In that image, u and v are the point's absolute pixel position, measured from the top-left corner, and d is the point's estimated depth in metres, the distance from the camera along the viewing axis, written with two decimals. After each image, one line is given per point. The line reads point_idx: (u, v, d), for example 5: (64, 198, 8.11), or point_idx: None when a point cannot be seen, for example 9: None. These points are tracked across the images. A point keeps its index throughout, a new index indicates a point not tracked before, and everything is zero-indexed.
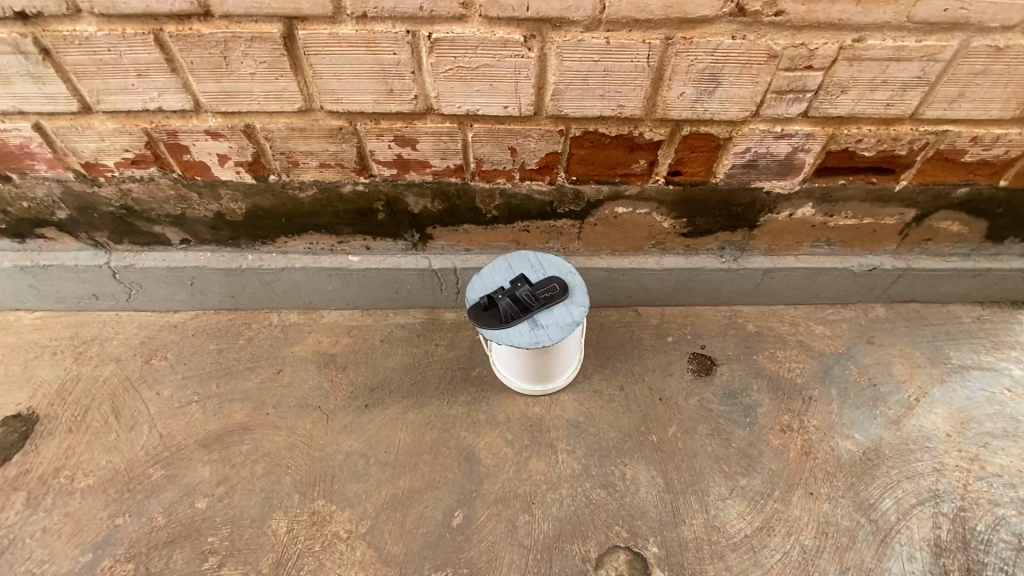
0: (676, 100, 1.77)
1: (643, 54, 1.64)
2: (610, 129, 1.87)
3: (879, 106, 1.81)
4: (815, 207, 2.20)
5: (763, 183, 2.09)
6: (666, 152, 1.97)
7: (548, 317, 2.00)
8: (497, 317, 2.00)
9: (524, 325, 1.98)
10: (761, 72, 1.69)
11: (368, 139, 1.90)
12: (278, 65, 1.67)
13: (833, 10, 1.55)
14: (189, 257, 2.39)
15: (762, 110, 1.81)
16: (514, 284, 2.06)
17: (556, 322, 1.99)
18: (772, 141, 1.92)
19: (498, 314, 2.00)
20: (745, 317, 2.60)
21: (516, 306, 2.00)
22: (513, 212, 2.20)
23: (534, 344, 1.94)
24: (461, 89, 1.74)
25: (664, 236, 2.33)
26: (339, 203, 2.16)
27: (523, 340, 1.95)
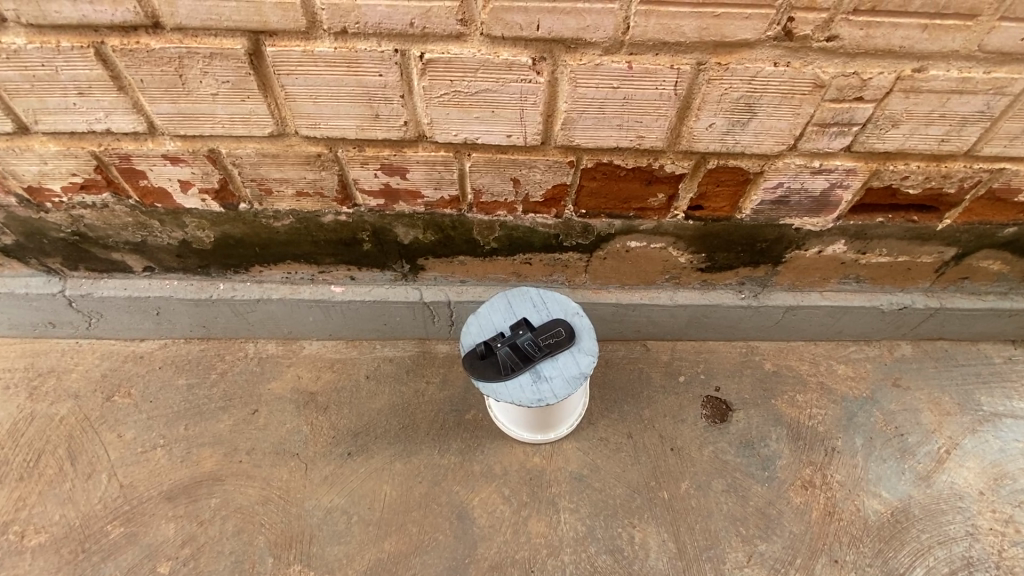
0: (704, 131, 1.55)
1: (670, 80, 1.41)
2: (627, 160, 1.65)
3: (933, 142, 1.60)
4: (847, 245, 2.00)
5: (793, 219, 1.87)
6: (687, 186, 1.74)
7: (553, 369, 1.79)
8: (496, 368, 1.78)
9: (526, 379, 1.77)
10: (804, 103, 1.47)
11: (351, 167, 1.67)
12: (244, 85, 1.43)
13: (895, 35, 1.33)
14: (154, 286, 2.16)
15: (800, 144, 1.59)
16: (514, 328, 1.84)
17: (560, 375, 1.78)
18: (808, 177, 1.70)
19: (496, 364, 1.79)
20: (762, 355, 2.41)
21: (516, 356, 1.78)
22: (513, 244, 1.98)
23: (538, 400, 1.73)
24: (458, 116, 1.50)
25: (679, 271, 2.11)
26: (319, 233, 1.93)
27: (525, 397, 1.73)
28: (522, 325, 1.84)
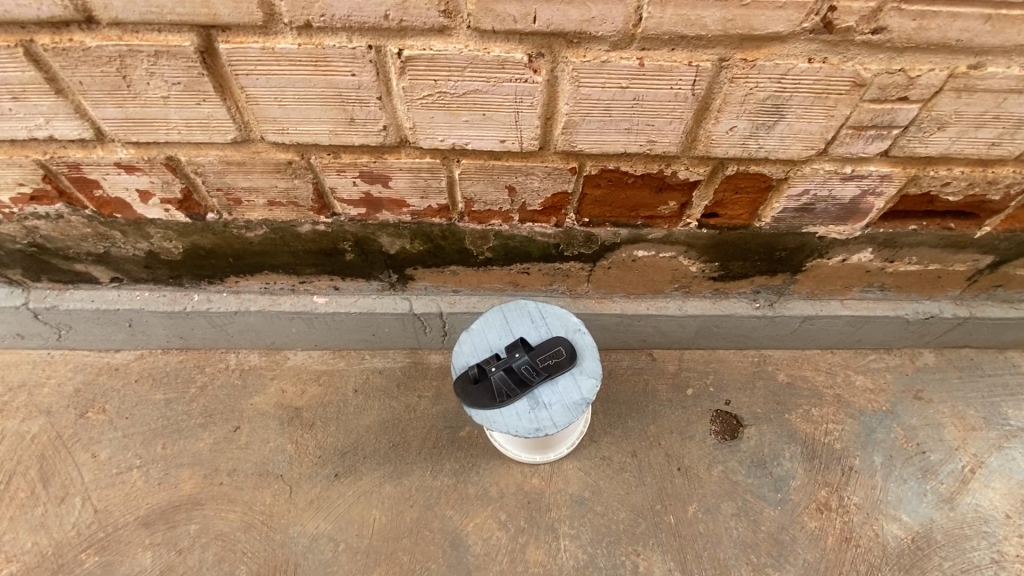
0: (723, 135, 1.37)
1: (687, 79, 1.23)
2: (635, 166, 1.46)
3: (982, 146, 1.41)
4: (874, 253, 1.83)
5: (817, 227, 1.70)
6: (702, 193, 1.57)
7: (552, 394, 1.65)
8: (490, 393, 1.64)
9: (523, 405, 1.63)
10: (839, 104, 1.29)
11: (326, 175, 1.49)
12: (198, 87, 1.24)
13: (952, 28, 1.14)
14: (123, 298, 2.00)
15: (831, 148, 1.41)
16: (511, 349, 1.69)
17: (560, 401, 1.63)
18: (838, 183, 1.53)
19: (490, 390, 1.64)
20: (776, 365, 2.26)
21: (512, 381, 1.64)
22: (510, 254, 1.81)
23: (535, 430, 1.59)
24: (444, 119, 1.32)
25: (689, 280, 1.95)
26: (297, 243, 1.76)
27: (521, 427, 1.60)
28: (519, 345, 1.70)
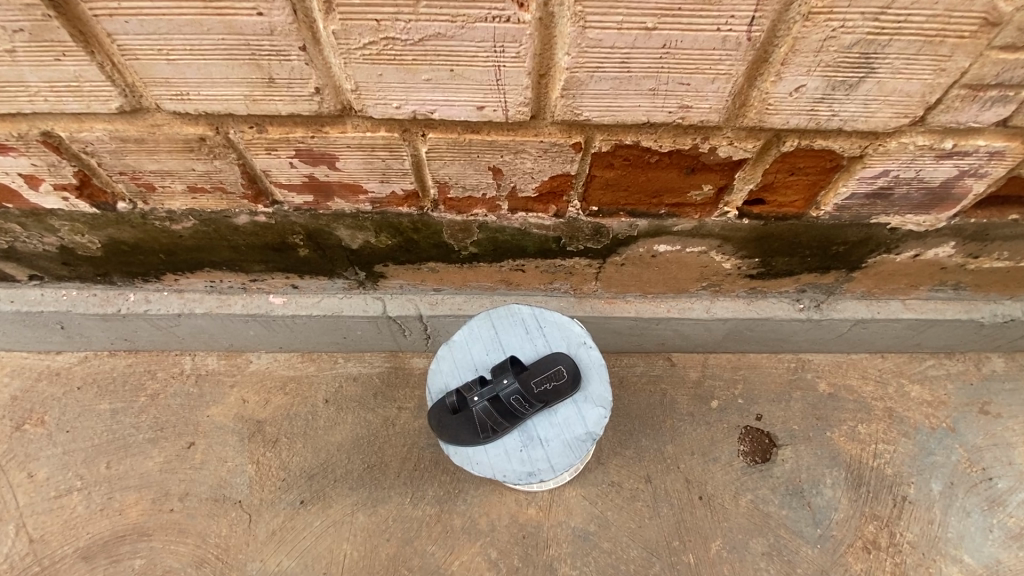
0: (784, 98, 0.99)
1: (741, 16, 0.85)
2: (661, 142, 1.09)
3: None
4: (956, 247, 1.46)
5: (890, 217, 1.33)
6: (747, 176, 1.20)
7: (549, 428, 1.37)
8: (473, 428, 1.36)
9: (514, 442, 1.36)
10: (956, 53, 0.90)
11: (254, 155, 1.14)
12: (50, 35, 0.89)
13: None
14: (48, 297, 1.70)
15: (930, 115, 1.03)
16: (497, 370, 1.36)
17: (559, 438, 1.36)
18: (929, 162, 1.15)
19: (473, 423, 1.36)
20: (816, 372, 1.93)
21: (499, 414, 1.33)
22: (500, 249, 1.46)
23: (528, 476, 1.33)
24: (397, 78, 0.96)
25: (720, 278, 1.59)
26: (236, 237, 1.43)
27: (511, 470, 1.34)
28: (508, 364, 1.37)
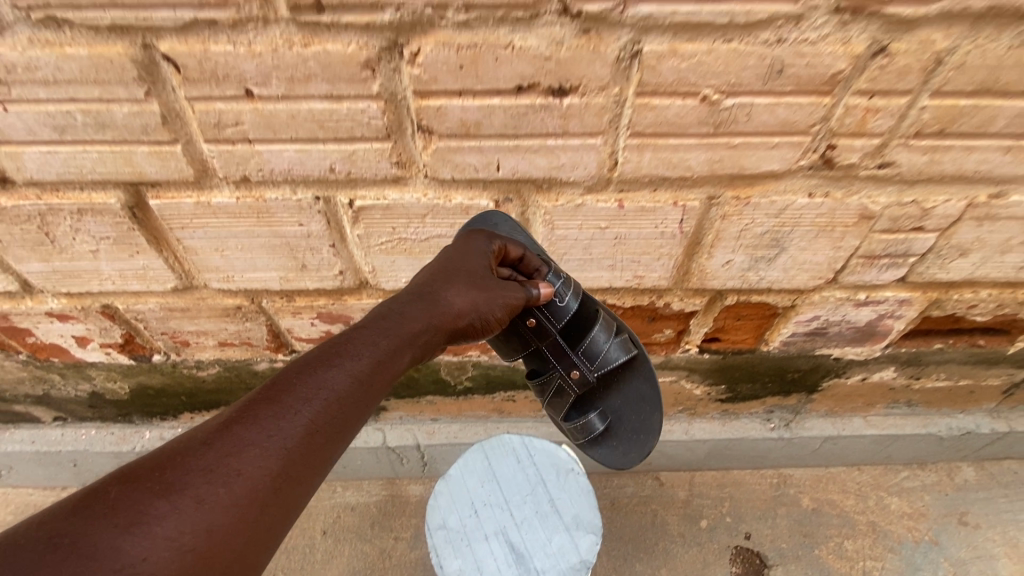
0: (719, 269, 1.22)
1: (673, 219, 1.09)
2: (623, 299, 1.31)
3: (1008, 269, 1.27)
4: (898, 371, 1.64)
5: (832, 350, 1.53)
6: (701, 321, 1.41)
7: (626, 365, 1.24)
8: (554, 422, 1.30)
9: (609, 397, 1.27)
10: (847, 236, 1.15)
11: (281, 318, 1.35)
12: (128, 240, 1.12)
13: (968, 160, 1.00)
14: (66, 437, 1.80)
15: (842, 276, 1.26)
16: (555, 346, 1.15)
17: (642, 367, 1.23)
18: (851, 308, 1.37)
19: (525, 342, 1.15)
20: (798, 487, 2.01)
21: (590, 378, 1.18)
22: (492, 384, 1.63)
23: (637, 437, 1.26)
24: (406, 262, 1.19)
25: (693, 402, 1.75)
26: (254, 380, 1.59)
27: (622, 455, 1.28)
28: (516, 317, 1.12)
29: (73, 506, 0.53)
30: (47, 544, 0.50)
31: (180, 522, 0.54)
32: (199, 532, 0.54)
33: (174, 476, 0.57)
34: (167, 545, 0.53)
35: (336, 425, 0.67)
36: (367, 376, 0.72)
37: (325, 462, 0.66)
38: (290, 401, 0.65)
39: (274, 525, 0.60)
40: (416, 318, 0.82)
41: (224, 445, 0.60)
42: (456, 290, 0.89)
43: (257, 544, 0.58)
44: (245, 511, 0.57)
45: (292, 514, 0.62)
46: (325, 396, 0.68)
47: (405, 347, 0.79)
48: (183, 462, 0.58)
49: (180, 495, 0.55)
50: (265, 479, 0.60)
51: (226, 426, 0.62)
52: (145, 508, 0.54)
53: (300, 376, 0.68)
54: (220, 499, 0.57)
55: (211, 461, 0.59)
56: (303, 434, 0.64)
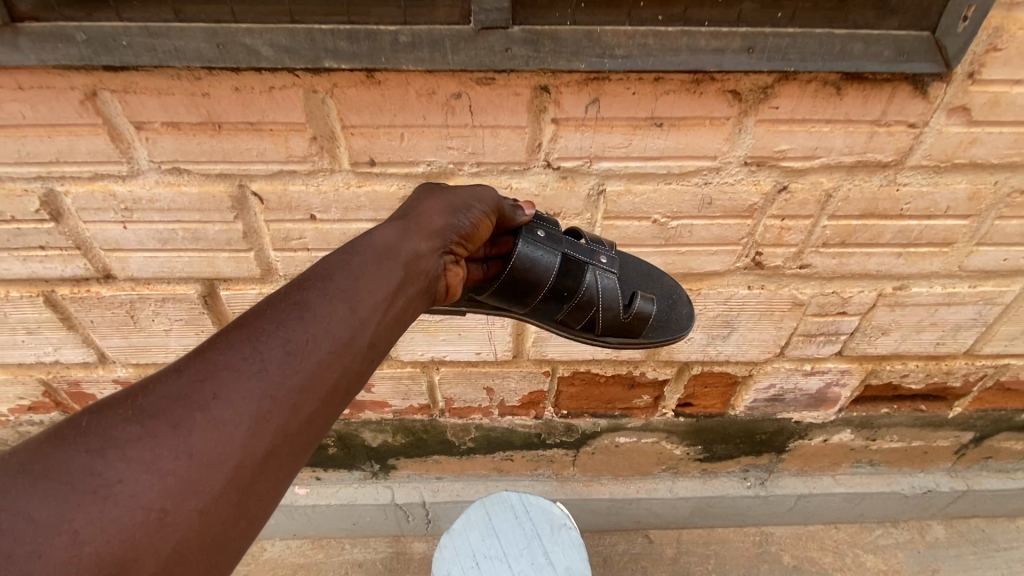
0: (683, 344, 1.46)
1: None
2: (605, 369, 1.55)
3: (928, 344, 1.50)
4: (854, 432, 1.84)
5: (791, 413, 1.74)
6: (673, 388, 1.63)
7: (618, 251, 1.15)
8: (592, 330, 1.09)
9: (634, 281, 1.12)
10: (785, 318, 1.40)
11: None
12: (197, 321, 1.36)
13: (870, 262, 1.27)
14: None
15: (787, 350, 1.50)
16: (572, 246, 1.02)
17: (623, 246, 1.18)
18: (801, 377, 1.60)
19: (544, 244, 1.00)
20: (779, 544, 2.15)
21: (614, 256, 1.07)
22: (492, 444, 1.82)
23: (673, 297, 1.16)
24: (422, 338, 1.44)
25: (675, 461, 1.94)
26: None
27: (669, 308, 1.15)
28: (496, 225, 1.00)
29: (57, 435, 0.56)
30: (31, 469, 0.53)
31: (157, 445, 0.55)
32: (180, 454, 0.55)
33: (150, 402, 0.58)
34: (149, 466, 0.54)
35: (314, 352, 0.67)
36: (349, 305, 0.72)
37: (307, 388, 0.65)
38: (260, 331, 0.65)
39: (255, 444, 0.59)
40: (400, 249, 0.81)
41: (198, 373, 0.61)
42: (427, 209, 0.88)
43: (249, 469, 0.58)
44: (229, 434, 0.58)
45: (280, 444, 0.61)
46: (303, 325, 0.68)
47: (387, 278, 0.78)
48: (155, 391, 0.59)
49: (156, 418, 0.57)
50: (244, 403, 0.60)
51: (200, 356, 0.63)
52: (116, 431, 0.55)
53: (272, 311, 0.69)
54: (195, 423, 0.57)
55: (185, 387, 0.59)
56: (278, 356, 0.64)
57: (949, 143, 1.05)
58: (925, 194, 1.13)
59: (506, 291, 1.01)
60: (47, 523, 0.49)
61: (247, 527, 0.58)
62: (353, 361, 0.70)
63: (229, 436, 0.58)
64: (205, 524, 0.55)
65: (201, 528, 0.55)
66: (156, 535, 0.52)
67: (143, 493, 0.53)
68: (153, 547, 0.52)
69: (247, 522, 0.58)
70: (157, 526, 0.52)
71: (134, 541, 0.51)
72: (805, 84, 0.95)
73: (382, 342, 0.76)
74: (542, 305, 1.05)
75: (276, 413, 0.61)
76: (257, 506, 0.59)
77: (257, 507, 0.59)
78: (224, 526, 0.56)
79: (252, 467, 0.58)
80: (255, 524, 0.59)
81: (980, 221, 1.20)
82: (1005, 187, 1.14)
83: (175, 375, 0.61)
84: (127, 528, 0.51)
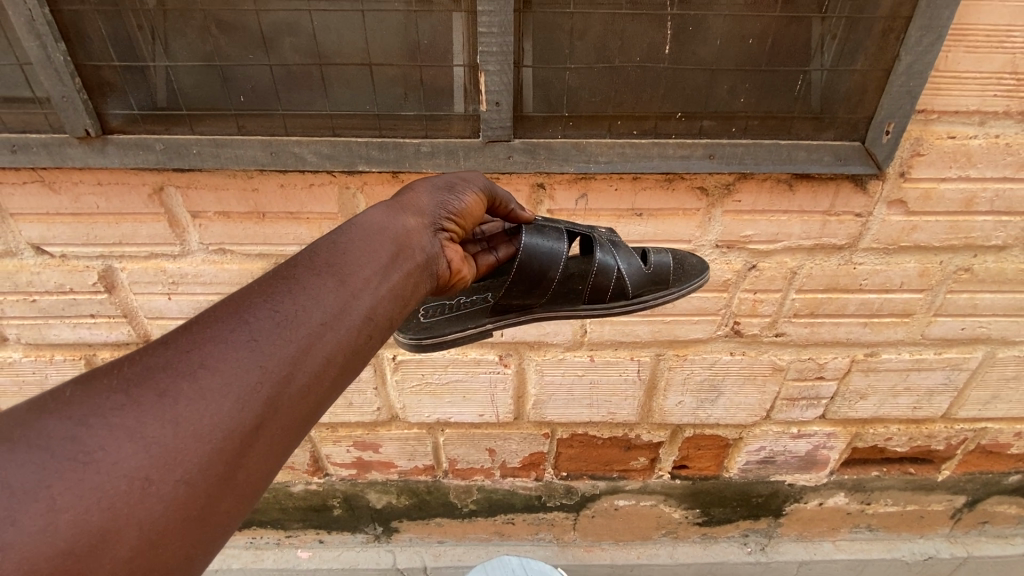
0: (674, 407, 1.56)
1: (632, 369, 1.47)
2: (601, 431, 1.64)
3: (905, 408, 1.59)
4: (848, 496, 1.88)
5: (784, 476, 1.79)
6: (668, 450, 1.71)
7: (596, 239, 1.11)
8: (623, 295, 1.00)
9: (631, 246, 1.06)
10: (768, 382, 1.50)
11: (324, 444, 1.67)
12: None
13: (839, 331, 1.39)
14: None
15: (773, 413, 1.60)
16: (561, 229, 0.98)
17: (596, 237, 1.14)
18: (790, 439, 1.67)
19: (542, 220, 0.97)
20: None
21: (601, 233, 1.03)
22: (494, 506, 1.87)
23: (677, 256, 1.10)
24: (429, 401, 1.55)
25: (674, 524, 1.95)
26: (289, 501, 1.84)
27: (680, 260, 1.09)
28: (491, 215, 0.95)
29: (34, 404, 0.50)
30: (0, 435, 0.47)
31: (143, 413, 0.49)
32: (167, 423, 0.49)
33: (136, 371, 0.52)
34: (133, 435, 0.48)
35: (315, 321, 0.61)
36: (350, 279, 0.66)
37: (310, 359, 0.59)
38: (259, 299, 0.60)
39: (252, 415, 0.54)
40: (401, 227, 0.75)
41: (188, 342, 0.55)
42: (424, 190, 0.81)
43: (241, 443, 0.53)
44: (221, 404, 0.52)
45: (280, 415, 0.56)
46: (300, 297, 0.61)
47: (390, 254, 0.72)
48: (144, 358, 0.53)
49: (143, 386, 0.51)
50: (237, 373, 0.54)
51: (189, 327, 0.57)
52: (99, 399, 0.49)
53: (273, 279, 0.63)
54: (184, 391, 0.51)
55: (173, 355, 0.53)
56: (276, 323, 0.58)
57: (893, 229, 1.21)
58: (879, 271, 1.28)
59: (524, 282, 0.92)
60: (24, 491, 0.44)
61: (237, 505, 0.53)
62: (355, 337, 0.64)
63: (223, 404, 0.52)
64: (192, 499, 0.49)
65: (189, 505, 0.49)
66: (140, 508, 0.47)
67: (126, 463, 0.47)
68: (133, 521, 0.46)
69: (239, 500, 0.53)
70: (141, 498, 0.47)
71: (114, 514, 0.46)
72: (762, 181, 1.15)
73: (385, 319, 0.69)
74: (564, 287, 0.96)
75: (275, 383, 0.56)
76: (248, 483, 0.53)
77: (249, 484, 0.53)
78: (214, 502, 0.51)
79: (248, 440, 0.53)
80: (246, 504, 0.54)
81: (933, 295, 1.33)
82: (951, 265, 1.28)
83: (169, 340, 0.55)
84: (110, 499, 0.46)
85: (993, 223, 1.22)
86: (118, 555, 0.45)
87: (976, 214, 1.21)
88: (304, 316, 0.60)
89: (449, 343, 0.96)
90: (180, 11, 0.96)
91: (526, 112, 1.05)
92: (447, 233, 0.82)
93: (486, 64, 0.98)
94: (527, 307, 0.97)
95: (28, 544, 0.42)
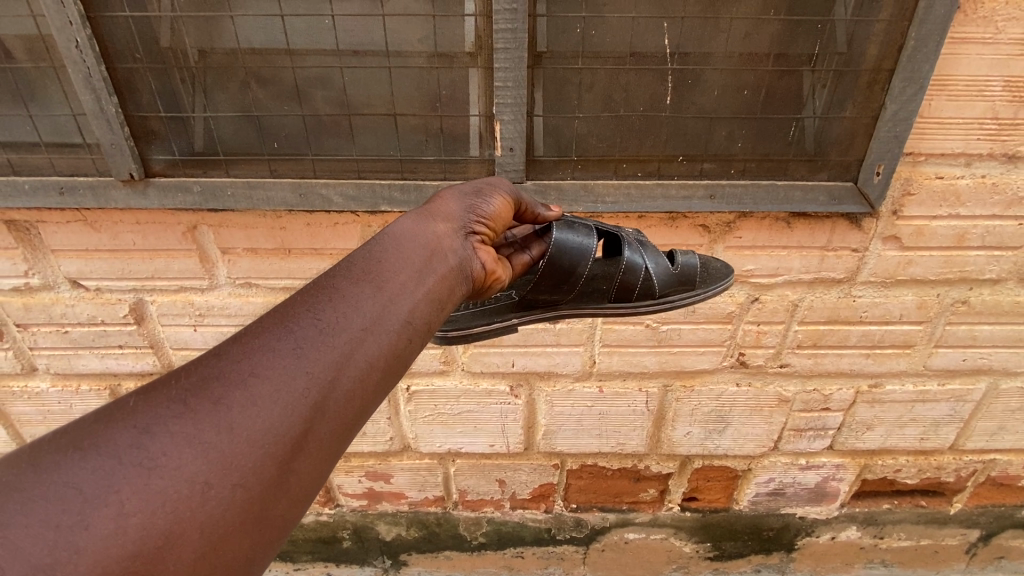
0: (682, 438, 1.58)
1: (640, 399, 1.50)
2: (611, 462, 1.65)
3: (913, 439, 1.61)
4: (861, 530, 1.85)
5: (795, 508, 1.79)
6: (677, 481, 1.72)
7: None
8: (648, 294, 1.04)
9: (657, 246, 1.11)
10: (774, 413, 1.53)
11: (336, 475, 1.69)
12: None
13: (842, 361, 1.43)
14: None
15: (781, 445, 1.61)
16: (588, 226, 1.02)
17: None
18: (799, 471, 1.68)
19: (570, 219, 1.02)
20: None
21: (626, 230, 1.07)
22: (503, 539, 1.86)
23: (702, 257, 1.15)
24: (441, 431, 1.58)
25: (686, 559, 1.91)
26: (299, 532, 1.84)
27: (704, 263, 1.13)
28: (518, 219, 1.00)
29: (97, 414, 0.53)
30: (67, 445, 0.50)
31: (200, 420, 0.53)
32: (223, 429, 0.53)
33: (192, 381, 0.55)
34: (192, 441, 0.51)
35: (357, 329, 0.64)
36: (388, 288, 0.69)
37: (353, 365, 0.62)
38: (303, 310, 0.63)
39: (301, 420, 0.57)
40: (432, 237, 0.79)
41: (239, 351, 0.58)
42: (453, 198, 0.86)
43: (292, 447, 0.56)
44: (272, 410, 0.55)
45: (326, 420, 0.59)
46: (342, 306, 0.65)
47: (424, 263, 0.75)
48: (198, 368, 0.56)
49: (199, 395, 0.54)
50: (286, 380, 0.57)
51: (239, 337, 0.60)
52: (158, 409, 0.52)
53: (315, 291, 0.66)
54: (238, 398, 0.55)
55: (226, 365, 0.57)
56: (320, 332, 0.62)
57: (890, 263, 1.27)
58: (879, 304, 1.32)
59: (552, 277, 0.97)
60: (94, 497, 0.47)
61: (291, 508, 0.56)
62: (397, 342, 0.67)
63: (274, 410, 0.55)
64: (248, 502, 0.53)
65: (245, 508, 0.52)
66: (202, 511, 0.50)
67: (187, 468, 0.50)
68: (195, 524, 0.49)
69: (291, 504, 0.56)
70: (202, 502, 0.50)
71: (177, 517, 0.49)
72: (760, 220, 1.21)
73: (424, 323, 0.72)
74: (591, 283, 1.01)
75: (321, 389, 0.59)
76: (300, 486, 0.57)
77: (301, 487, 0.57)
78: (269, 506, 0.54)
79: (297, 445, 0.56)
80: (298, 505, 0.57)
81: (933, 327, 1.37)
82: (948, 298, 1.33)
83: (222, 350, 0.58)
84: (173, 503, 0.49)
85: (986, 258, 1.27)
86: (183, 555, 0.49)
87: (969, 250, 1.26)
88: (347, 325, 0.64)
89: (475, 336, 1.00)
90: (224, 68, 1.05)
91: (537, 155, 1.13)
92: (478, 237, 0.86)
93: (502, 114, 1.06)
94: (553, 302, 1.02)
95: (102, 546, 0.46)
